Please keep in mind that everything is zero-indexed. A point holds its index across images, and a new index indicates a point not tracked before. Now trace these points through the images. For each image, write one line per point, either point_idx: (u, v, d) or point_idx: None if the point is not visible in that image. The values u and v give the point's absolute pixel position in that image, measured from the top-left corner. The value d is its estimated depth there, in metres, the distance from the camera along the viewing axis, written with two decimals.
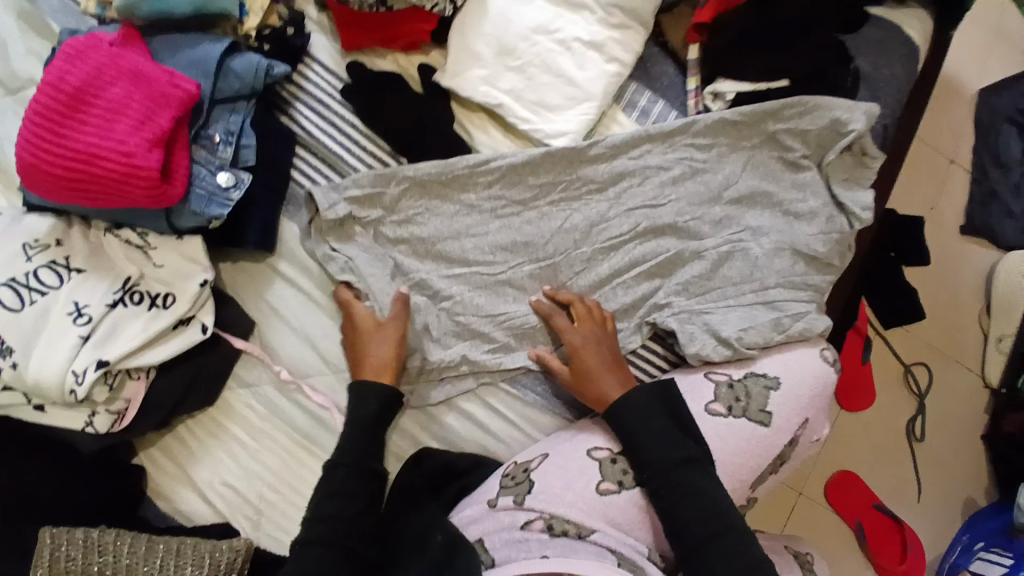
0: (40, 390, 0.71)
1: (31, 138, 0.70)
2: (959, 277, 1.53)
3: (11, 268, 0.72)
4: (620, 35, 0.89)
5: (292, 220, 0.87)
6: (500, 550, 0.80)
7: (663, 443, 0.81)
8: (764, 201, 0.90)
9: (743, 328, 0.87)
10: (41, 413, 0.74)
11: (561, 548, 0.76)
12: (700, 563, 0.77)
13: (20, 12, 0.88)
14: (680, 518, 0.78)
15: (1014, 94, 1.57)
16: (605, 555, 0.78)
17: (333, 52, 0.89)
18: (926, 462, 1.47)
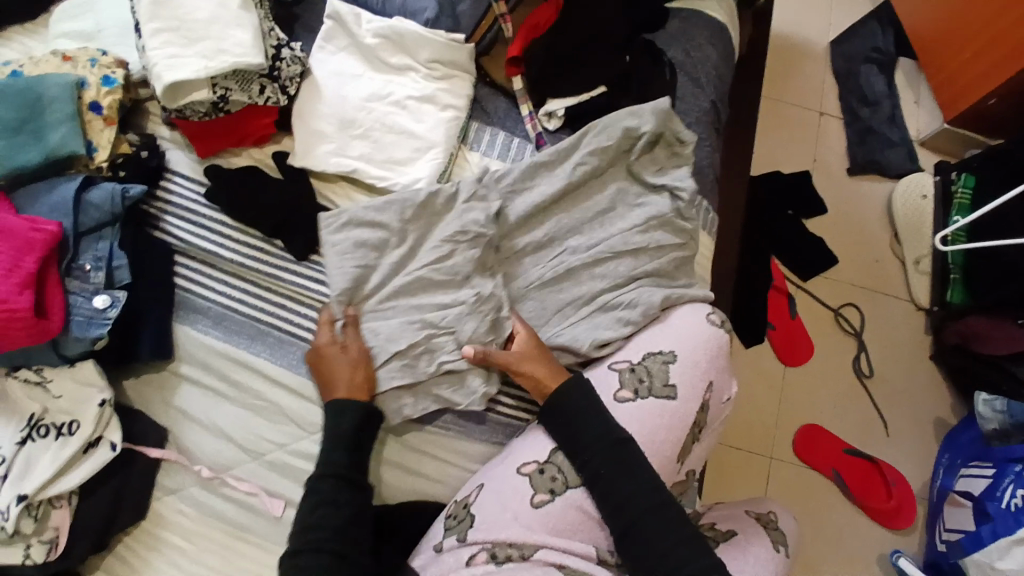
0: None
1: None
2: (862, 214, 1.60)
3: None
4: (448, 84, 0.97)
5: (184, 323, 0.91)
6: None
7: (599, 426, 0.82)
8: (617, 194, 0.96)
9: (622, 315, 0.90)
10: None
11: None
12: (637, 538, 0.78)
13: None
14: (617, 495, 0.79)
15: (857, 39, 1.70)
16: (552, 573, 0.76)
17: (191, 161, 0.96)
18: (883, 395, 1.49)
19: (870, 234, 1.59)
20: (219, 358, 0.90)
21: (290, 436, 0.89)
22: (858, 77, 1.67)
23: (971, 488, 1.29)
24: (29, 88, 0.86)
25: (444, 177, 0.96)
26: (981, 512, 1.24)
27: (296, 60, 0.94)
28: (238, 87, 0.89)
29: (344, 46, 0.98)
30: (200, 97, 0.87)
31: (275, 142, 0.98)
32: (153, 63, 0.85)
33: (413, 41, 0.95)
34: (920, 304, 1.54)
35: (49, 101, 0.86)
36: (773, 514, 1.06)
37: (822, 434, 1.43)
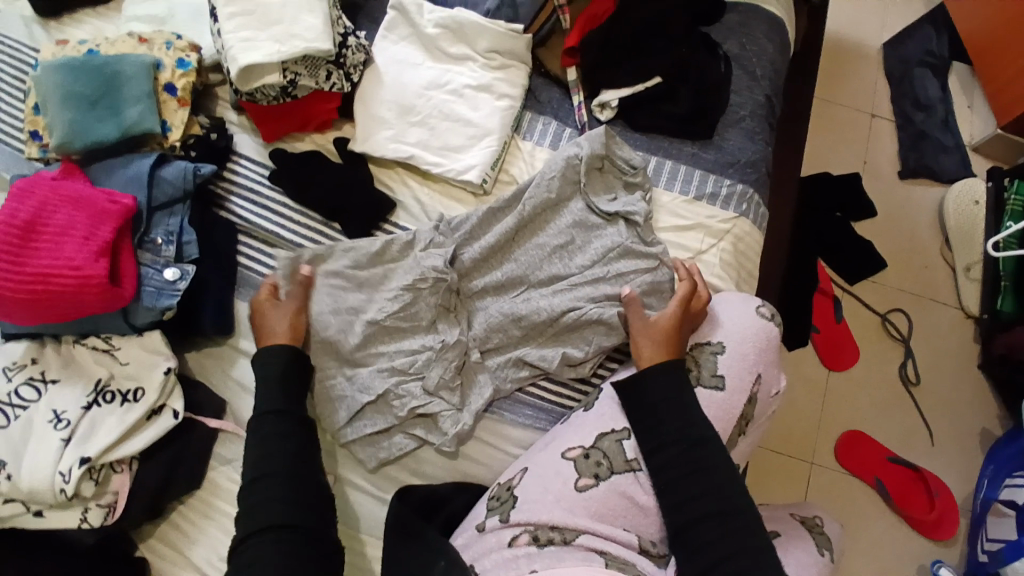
0: (35, 495, 0.77)
1: None
2: (912, 219, 1.57)
3: None
4: (505, 74, 0.99)
5: (244, 300, 0.94)
6: (490, 571, 0.76)
7: (676, 422, 0.82)
8: (648, 193, 0.97)
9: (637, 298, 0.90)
10: (38, 519, 0.80)
11: (549, 560, 0.75)
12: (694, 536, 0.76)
13: None
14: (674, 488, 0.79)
15: (913, 40, 1.66)
16: (592, 558, 0.77)
17: (256, 144, 1.00)
18: (929, 404, 1.45)
19: (920, 239, 1.56)
20: None
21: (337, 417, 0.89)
22: (911, 78, 1.64)
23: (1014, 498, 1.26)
24: (107, 65, 0.91)
25: (498, 165, 0.97)
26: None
27: (361, 48, 0.97)
28: (306, 72, 0.92)
29: (404, 36, 1.00)
30: (272, 80, 0.90)
31: (335, 129, 1.01)
32: (228, 45, 0.89)
33: (472, 31, 0.97)
34: (971, 312, 1.50)
35: (125, 78, 0.91)
36: (818, 518, 1.05)
37: (867, 442, 1.40)
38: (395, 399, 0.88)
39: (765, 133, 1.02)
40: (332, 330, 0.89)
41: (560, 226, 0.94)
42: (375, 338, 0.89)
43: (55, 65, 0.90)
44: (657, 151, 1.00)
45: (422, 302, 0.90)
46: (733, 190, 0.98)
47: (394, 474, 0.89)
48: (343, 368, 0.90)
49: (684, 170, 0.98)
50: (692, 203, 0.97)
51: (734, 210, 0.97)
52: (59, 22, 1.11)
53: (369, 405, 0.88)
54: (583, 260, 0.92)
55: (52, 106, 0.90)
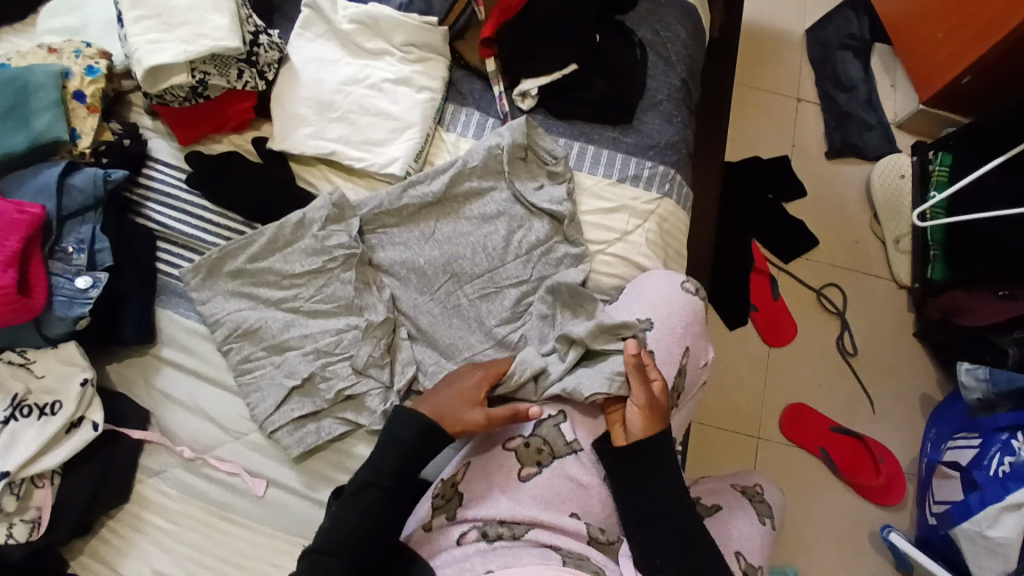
0: None
1: None
2: (841, 195, 1.62)
3: None
4: (423, 67, 0.99)
5: (169, 308, 0.93)
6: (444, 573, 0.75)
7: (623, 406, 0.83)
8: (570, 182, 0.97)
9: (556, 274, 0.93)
10: None
11: (505, 558, 0.75)
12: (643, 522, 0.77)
13: None
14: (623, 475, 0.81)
15: (833, 25, 1.72)
16: (548, 555, 0.76)
17: (172, 148, 0.98)
18: (867, 373, 1.50)
19: (850, 215, 1.61)
20: (201, 341, 0.92)
21: (270, 411, 0.87)
22: (834, 62, 1.70)
23: (958, 459, 1.29)
24: (16, 76, 0.88)
25: (422, 157, 0.97)
26: (970, 482, 1.24)
27: (274, 46, 0.95)
28: (216, 71, 0.91)
29: (321, 34, 1.00)
30: (180, 80, 0.89)
31: (253, 128, 1.00)
32: (134, 48, 0.87)
33: (387, 25, 0.97)
34: (902, 282, 1.55)
35: (35, 88, 0.88)
36: (759, 486, 1.06)
37: (809, 412, 1.44)
38: (323, 381, 0.88)
39: (683, 116, 1.05)
40: (252, 315, 0.90)
41: (480, 212, 0.95)
42: (297, 320, 0.90)
43: None
44: (579, 136, 1.01)
45: (338, 282, 0.91)
46: (655, 171, 1.00)
47: (329, 473, 0.88)
48: (268, 352, 0.90)
49: (607, 153, 1.00)
50: (615, 185, 0.99)
51: (658, 190, 0.99)
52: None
53: (296, 389, 0.88)
54: (502, 243, 0.93)
55: None
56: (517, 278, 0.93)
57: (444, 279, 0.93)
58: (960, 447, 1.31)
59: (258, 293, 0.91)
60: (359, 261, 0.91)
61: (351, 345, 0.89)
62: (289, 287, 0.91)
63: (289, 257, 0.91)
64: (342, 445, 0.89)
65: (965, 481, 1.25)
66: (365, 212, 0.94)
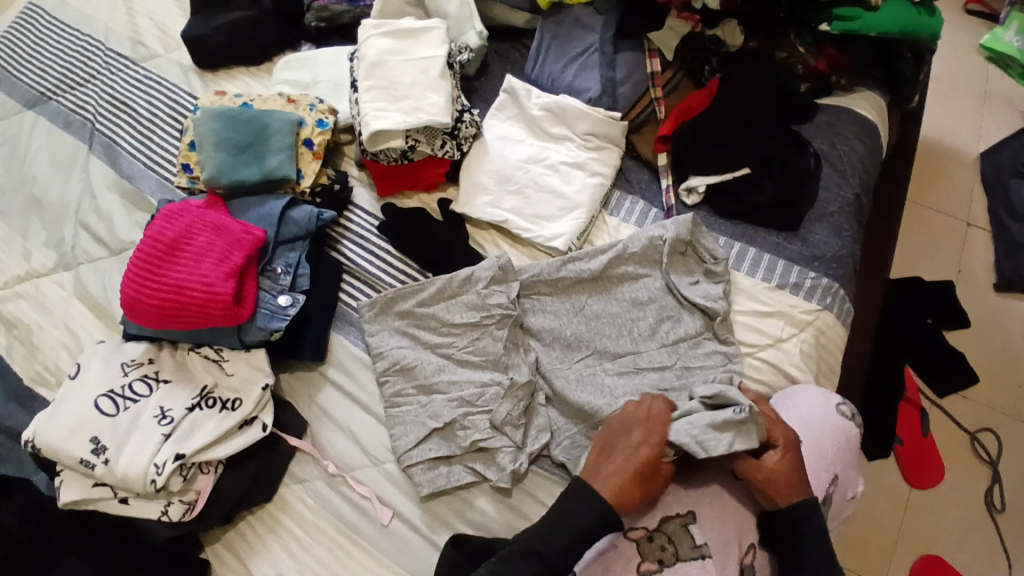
0: (125, 482, 0.85)
1: (138, 277, 0.92)
2: (1007, 330, 1.44)
3: (112, 382, 0.92)
4: (599, 154, 1.07)
5: (341, 333, 1.04)
6: None
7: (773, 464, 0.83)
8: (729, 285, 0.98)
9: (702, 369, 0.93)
10: (125, 506, 0.89)
11: None
12: None
13: (132, 196, 1.19)
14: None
15: (1016, 150, 1.61)
16: None
17: (371, 198, 1.12)
18: (1021, 537, 1.25)
19: (1013, 351, 1.42)
20: (362, 368, 1.02)
21: (409, 446, 0.94)
22: (1011, 190, 1.58)
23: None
24: (259, 119, 1.07)
25: (584, 236, 1.04)
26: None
27: (473, 123, 1.08)
28: (425, 141, 1.05)
29: (511, 116, 1.12)
30: (395, 144, 1.03)
31: (441, 190, 1.12)
32: (364, 113, 1.03)
33: (573, 115, 1.07)
34: None
35: (273, 131, 1.07)
36: None
37: (950, 567, 1.22)
38: (460, 428, 0.93)
39: (853, 231, 1.04)
40: (411, 353, 0.99)
41: (632, 296, 0.98)
42: (447, 366, 0.97)
43: (216, 113, 1.07)
44: (740, 237, 1.03)
45: (490, 338, 0.97)
46: (818, 282, 0.98)
47: (450, 519, 0.92)
48: (417, 391, 0.97)
49: (767, 258, 1.01)
50: (773, 290, 0.98)
51: (818, 301, 0.98)
52: (215, 75, 1.33)
53: (436, 430, 0.94)
54: (649, 329, 0.96)
55: (207, 146, 1.05)
56: (658, 364, 0.94)
57: (587, 353, 0.97)
58: None
59: (418, 335, 1.00)
60: (513, 322, 0.98)
61: (491, 401, 0.94)
62: (446, 335, 0.99)
63: (451, 307, 0.99)
64: (467, 494, 0.93)
65: None
66: (525, 277, 1.01)
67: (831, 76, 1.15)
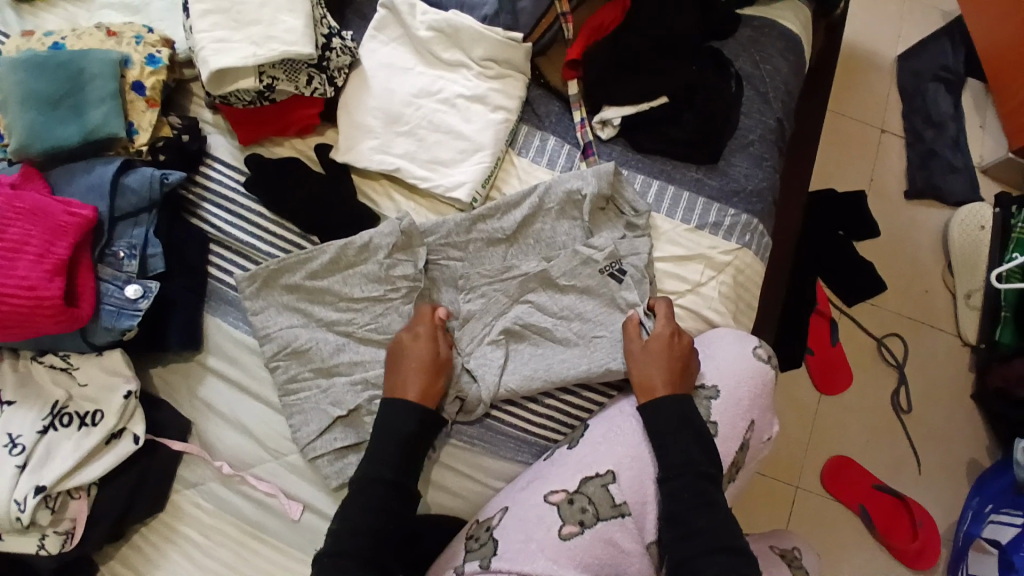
0: None
1: None
2: (913, 239, 1.46)
3: None
4: (501, 84, 0.92)
5: (217, 315, 0.89)
6: None
7: (679, 445, 0.79)
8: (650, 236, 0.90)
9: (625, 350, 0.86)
10: None
11: None
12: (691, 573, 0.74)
13: None
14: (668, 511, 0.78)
15: (934, 50, 1.53)
16: None
17: (231, 146, 0.93)
18: (921, 434, 1.34)
19: (921, 260, 1.45)
20: (248, 353, 0.89)
21: (308, 438, 0.84)
22: (924, 94, 1.52)
23: (997, 537, 1.17)
24: (72, 62, 0.84)
25: (489, 182, 0.91)
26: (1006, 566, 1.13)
27: (347, 51, 0.90)
28: (286, 77, 0.87)
29: (395, 37, 0.93)
30: (246, 85, 0.84)
31: (318, 134, 0.95)
32: (200, 46, 0.82)
33: (468, 37, 0.91)
34: (968, 341, 1.39)
35: (90, 76, 0.84)
36: (796, 550, 1.09)
37: (856, 468, 1.30)
38: (368, 413, 0.84)
39: (774, 159, 0.97)
40: (304, 334, 0.86)
41: (550, 269, 0.87)
42: (349, 345, 0.86)
43: (15, 61, 0.83)
44: (659, 174, 0.94)
45: (396, 314, 0.87)
46: (737, 221, 0.92)
47: None
48: (315, 375, 0.86)
49: (688, 196, 0.93)
50: (693, 232, 0.92)
51: (737, 241, 0.92)
52: (31, 4, 1.01)
53: (341, 418, 0.84)
54: (569, 291, 0.87)
55: (9, 106, 0.82)
56: (590, 360, 0.85)
57: (515, 355, 0.87)
58: (1002, 523, 1.18)
59: (312, 311, 0.87)
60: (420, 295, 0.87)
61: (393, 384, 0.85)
62: (345, 310, 0.87)
63: (349, 279, 0.87)
64: None
65: (1003, 561, 1.14)
66: (432, 240, 0.89)
67: None
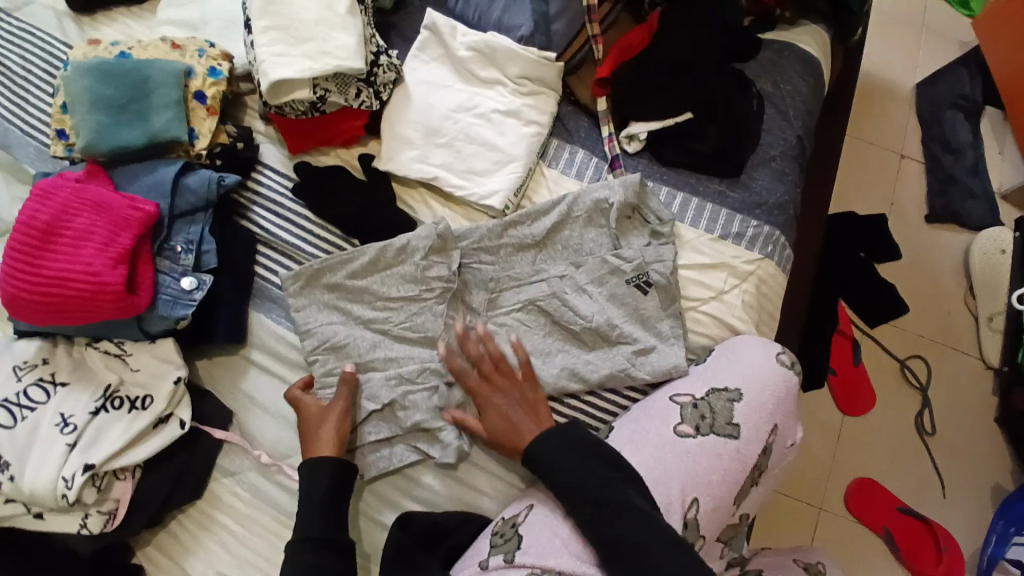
0: (37, 498, 0.77)
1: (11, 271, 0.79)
2: (933, 261, 1.48)
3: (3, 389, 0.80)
4: (534, 100, 0.98)
5: (260, 312, 0.94)
6: None
7: None
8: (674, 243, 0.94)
9: (650, 356, 0.89)
10: (39, 521, 0.79)
11: None
12: None
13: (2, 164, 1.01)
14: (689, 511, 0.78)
15: (948, 80, 1.58)
16: None
17: (281, 156, 1.00)
18: (946, 456, 1.33)
19: (941, 284, 1.46)
20: (288, 348, 0.92)
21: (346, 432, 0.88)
22: (941, 121, 1.56)
23: (1021, 557, 1.19)
24: (139, 71, 0.91)
25: (521, 192, 0.96)
26: None
27: (393, 68, 0.97)
28: (336, 89, 0.93)
29: (436, 57, 1.00)
30: (301, 95, 0.91)
31: (361, 145, 1.01)
32: (260, 59, 0.90)
33: (504, 56, 0.97)
34: (992, 363, 1.39)
35: (155, 84, 0.91)
36: (820, 565, 1.06)
37: (880, 487, 1.29)
38: (401, 408, 0.88)
39: (794, 175, 1.01)
40: (342, 331, 0.90)
41: (578, 275, 0.92)
42: (384, 342, 0.90)
43: (88, 68, 0.90)
44: (684, 187, 0.98)
45: (430, 313, 0.91)
46: (759, 232, 0.96)
47: (394, 497, 0.88)
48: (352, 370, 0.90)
49: (711, 208, 0.97)
50: (717, 241, 0.95)
51: (760, 251, 0.95)
52: (99, 22, 1.11)
53: (376, 411, 0.88)
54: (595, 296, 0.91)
55: (80, 108, 0.89)
56: (609, 366, 0.89)
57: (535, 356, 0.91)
58: None
59: (351, 309, 0.91)
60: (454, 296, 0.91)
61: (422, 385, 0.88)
62: (382, 309, 0.91)
63: (387, 280, 0.91)
64: None
65: None
66: (466, 244, 0.94)
67: (775, 10, 1.11)
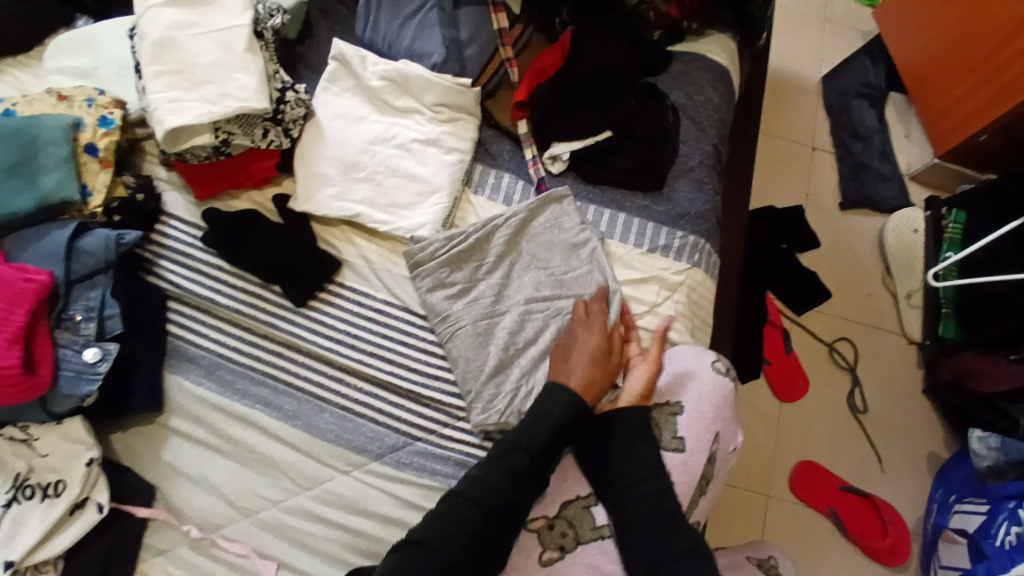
0: None
1: None
2: (852, 247, 1.55)
3: None
4: (453, 127, 0.96)
5: (178, 373, 0.88)
6: None
7: (643, 459, 0.81)
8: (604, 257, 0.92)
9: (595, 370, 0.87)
10: None
11: None
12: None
13: None
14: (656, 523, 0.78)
15: (851, 73, 1.67)
16: None
17: (187, 204, 0.94)
18: (878, 432, 1.41)
19: (861, 266, 1.54)
20: (213, 410, 0.87)
21: (286, 491, 0.84)
22: (848, 112, 1.64)
23: (964, 525, 1.21)
24: (25, 129, 0.83)
25: (449, 222, 0.94)
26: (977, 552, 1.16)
27: (301, 103, 0.93)
28: (241, 131, 0.88)
29: (347, 88, 0.97)
30: (201, 141, 0.86)
31: (275, 185, 0.96)
32: (155, 106, 0.84)
33: (419, 85, 0.94)
34: (914, 339, 1.47)
35: (44, 142, 0.83)
36: (773, 559, 1.10)
37: (822, 470, 1.35)
38: (341, 459, 0.85)
39: (716, 183, 1.03)
40: (272, 386, 0.88)
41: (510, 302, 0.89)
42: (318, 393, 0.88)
43: None
44: (609, 204, 0.98)
45: (361, 357, 0.89)
46: (686, 242, 0.97)
47: None
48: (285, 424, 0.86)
49: (638, 222, 0.97)
50: (646, 256, 0.96)
51: (687, 260, 0.97)
52: None
53: (315, 465, 0.85)
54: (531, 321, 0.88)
55: None
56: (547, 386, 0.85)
57: (472, 381, 0.85)
58: (967, 512, 1.22)
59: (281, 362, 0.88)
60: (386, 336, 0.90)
61: (359, 433, 0.86)
62: (313, 358, 0.89)
63: (317, 329, 0.90)
64: (361, 525, 0.82)
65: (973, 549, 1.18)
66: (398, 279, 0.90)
67: (683, 21, 1.11)
